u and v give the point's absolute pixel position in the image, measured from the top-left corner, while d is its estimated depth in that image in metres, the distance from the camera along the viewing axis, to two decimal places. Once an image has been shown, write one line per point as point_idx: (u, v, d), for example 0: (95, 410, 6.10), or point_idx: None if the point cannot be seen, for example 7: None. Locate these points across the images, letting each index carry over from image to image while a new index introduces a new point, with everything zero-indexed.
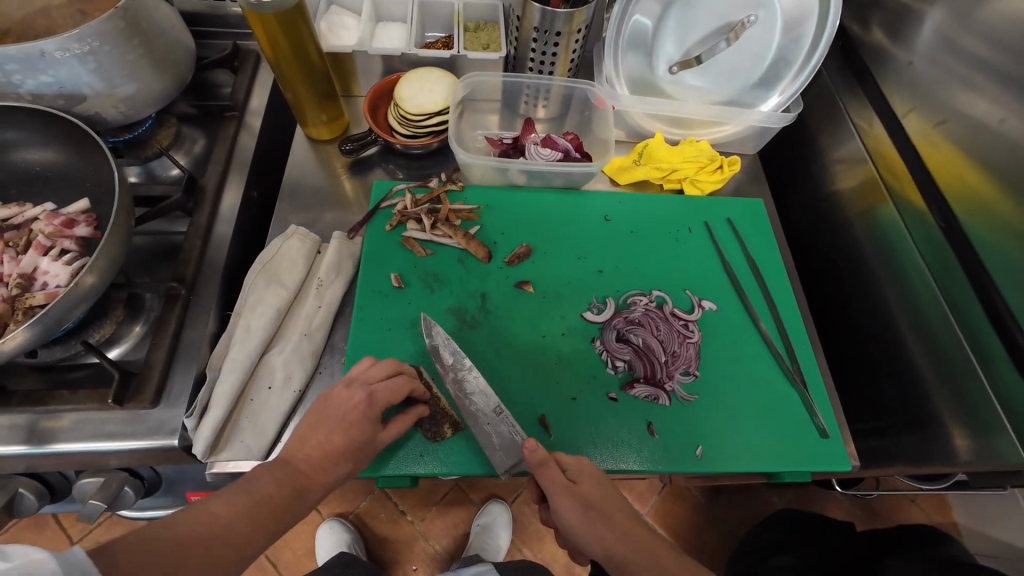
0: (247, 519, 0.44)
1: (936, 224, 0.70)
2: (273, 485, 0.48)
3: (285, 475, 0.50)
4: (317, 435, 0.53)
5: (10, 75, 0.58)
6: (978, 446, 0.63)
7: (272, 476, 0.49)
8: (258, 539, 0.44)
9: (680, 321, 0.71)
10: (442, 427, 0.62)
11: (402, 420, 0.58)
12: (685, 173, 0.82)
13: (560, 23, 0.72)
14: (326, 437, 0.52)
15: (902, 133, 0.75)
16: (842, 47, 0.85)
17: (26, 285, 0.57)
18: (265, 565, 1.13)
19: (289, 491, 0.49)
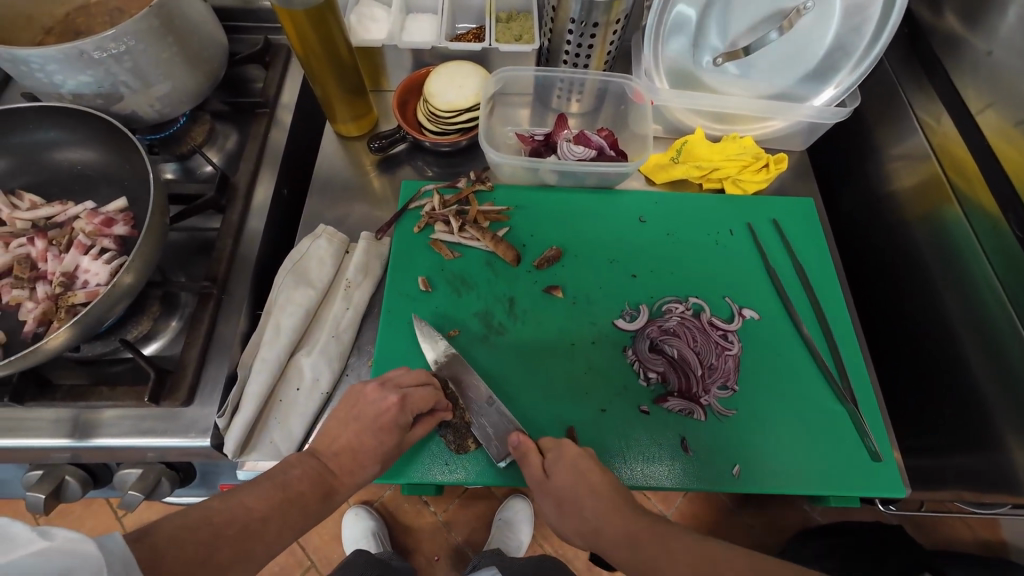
0: (274, 510, 0.44)
1: (1010, 229, 0.63)
2: (301, 476, 0.48)
3: (311, 467, 0.49)
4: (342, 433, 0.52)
5: (52, 76, 0.59)
6: None
7: (301, 466, 0.49)
8: (280, 533, 0.43)
9: (719, 331, 0.67)
10: (466, 441, 0.60)
11: (427, 421, 0.57)
12: (727, 172, 0.77)
13: (598, 13, 0.68)
14: (355, 433, 0.52)
15: (973, 128, 0.68)
16: (908, 33, 0.77)
17: (68, 283, 0.59)
18: (295, 548, 1.16)
19: (316, 485, 0.48)
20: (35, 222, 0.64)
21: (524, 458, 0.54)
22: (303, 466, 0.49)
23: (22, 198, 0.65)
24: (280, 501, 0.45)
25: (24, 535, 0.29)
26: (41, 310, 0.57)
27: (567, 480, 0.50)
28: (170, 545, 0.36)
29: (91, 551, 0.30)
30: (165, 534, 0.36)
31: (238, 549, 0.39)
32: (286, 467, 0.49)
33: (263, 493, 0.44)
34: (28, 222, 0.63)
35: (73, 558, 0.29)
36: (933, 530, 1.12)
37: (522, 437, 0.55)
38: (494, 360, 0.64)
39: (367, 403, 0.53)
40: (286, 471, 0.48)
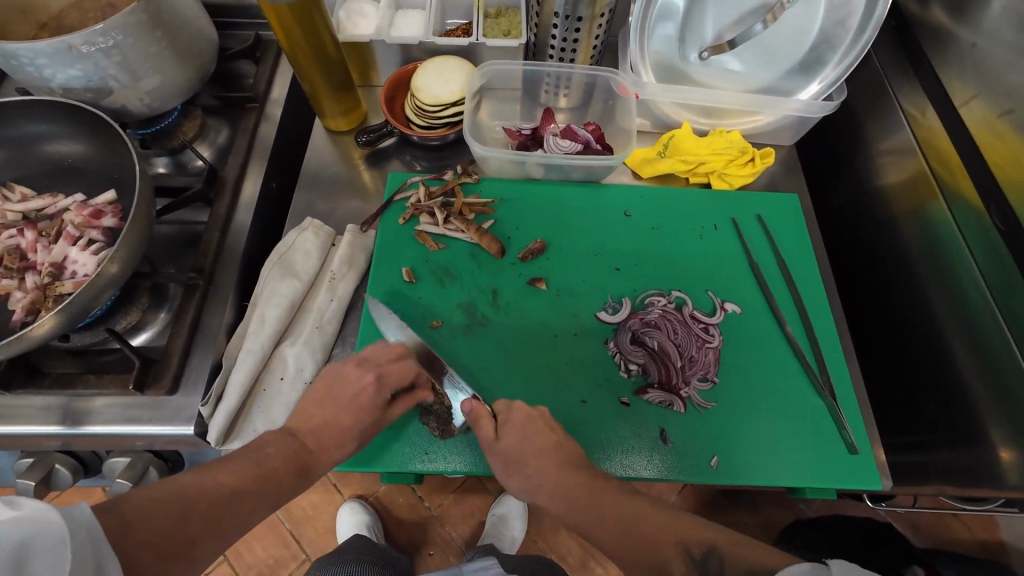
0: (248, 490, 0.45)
1: (992, 224, 0.64)
2: (276, 452, 0.49)
3: (290, 443, 0.50)
4: (320, 411, 0.53)
5: (42, 70, 0.60)
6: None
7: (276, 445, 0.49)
8: (254, 511, 0.44)
9: (700, 324, 0.67)
10: (450, 427, 0.61)
11: (409, 398, 0.57)
12: (713, 167, 0.77)
13: (582, 7, 0.68)
14: (332, 415, 0.53)
15: (957, 121, 0.68)
16: (895, 26, 0.77)
17: (56, 274, 0.60)
18: (290, 541, 1.17)
19: (290, 463, 0.49)
20: (26, 214, 0.65)
21: (474, 422, 0.55)
22: (279, 443, 0.50)
23: (13, 190, 0.66)
24: (255, 475, 0.46)
25: None
26: (30, 300, 0.58)
27: (520, 462, 0.51)
28: (140, 515, 0.37)
29: (55, 519, 0.31)
30: (133, 504, 0.37)
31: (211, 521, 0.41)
32: (262, 442, 0.49)
33: (235, 470, 0.45)
34: (19, 213, 0.64)
35: (39, 525, 0.30)
36: (930, 530, 1.11)
37: (473, 402, 0.56)
38: (476, 351, 0.65)
39: (348, 386, 0.53)
40: (262, 447, 0.49)
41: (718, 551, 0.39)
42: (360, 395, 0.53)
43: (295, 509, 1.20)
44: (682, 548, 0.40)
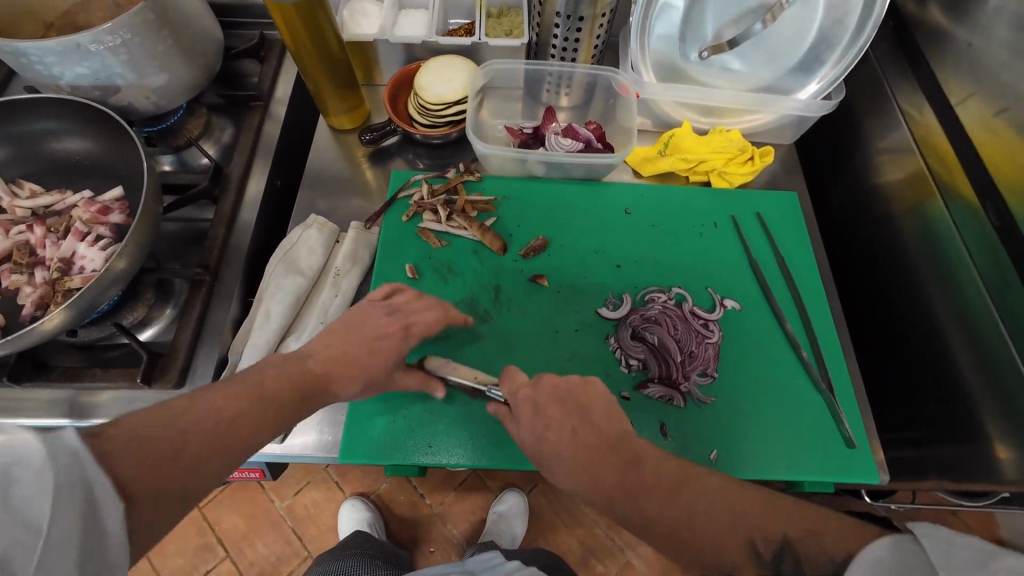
0: None
1: (988, 222, 0.64)
2: (276, 376, 0.48)
3: (292, 366, 0.50)
4: (313, 360, 0.51)
5: (51, 68, 0.61)
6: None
7: None
8: None
9: (700, 320, 0.68)
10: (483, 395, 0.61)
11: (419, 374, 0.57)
12: (713, 165, 0.78)
13: (584, 7, 0.69)
14: (324, 399, 0.52)
15: (953, 119, 0.69)
16: (893, 27, 0.78)
17: (65, 269, 0.61)
18: (292, 538, 1.18)
19: None
20: (35, 210, 0.65)
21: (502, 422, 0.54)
22: (282, 366, 0.49)
23: (22, 186, 0.67)
24: (257, 398, 0.46)
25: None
26: (39, 294, 0.59)
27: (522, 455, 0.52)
28: (142, 437, 0.37)
29: (41, 444, 0.32)
30: (130, 428, 0.37)
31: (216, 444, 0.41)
32: (264, 365, 0.49)
33: (238, 389, 0.45)
34: (28, 209, 0.65)
35: (25, 448, 0.31)
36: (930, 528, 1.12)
37: (497, 405, 0.55)
38: (478, 347, 0.66)
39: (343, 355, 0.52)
40: (262, 369, 0.48)
41: (790, 545, 0.36)
42: (359, 369, 0.52)
43: (297, 507, 1.21)
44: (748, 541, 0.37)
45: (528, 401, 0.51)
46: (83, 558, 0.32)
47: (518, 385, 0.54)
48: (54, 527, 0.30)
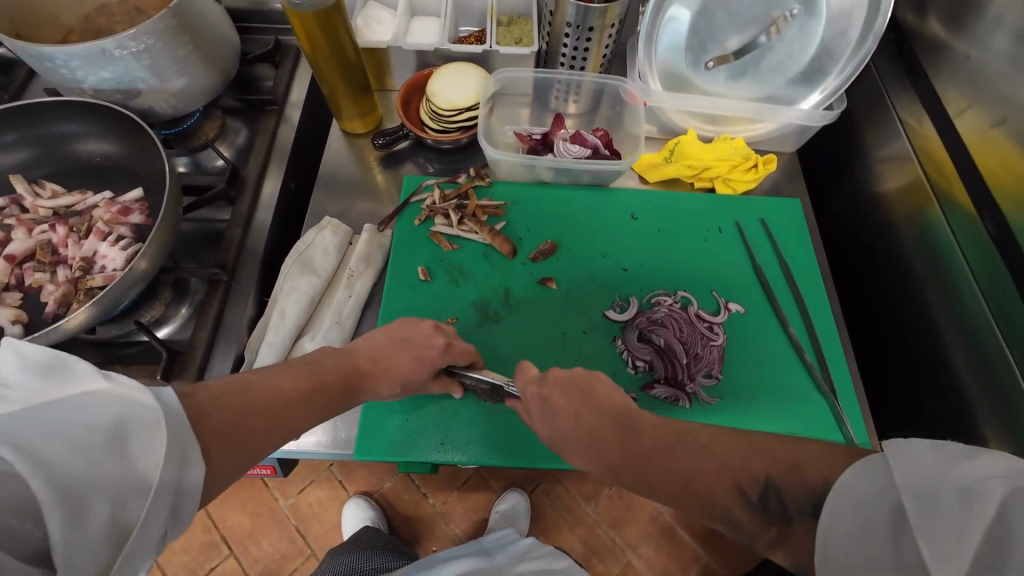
0: None
1: (985, 230, 0.66)
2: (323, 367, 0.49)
3: (343, 360, 0.51)
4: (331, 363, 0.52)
5: (75, 72, 0.63)
6: None
7: None
8: None
9: (705, 323, 0.70)
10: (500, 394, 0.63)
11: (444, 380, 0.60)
12: (718, 172, 0.80)
13: (593, 17, 0.71)
14: None
15: (951, 131, 0.71)
16: (894, 39, 0.80)
17: (87, 268, 0.62)
18: (296, 537, 1.19)
19: None
20: (56, 210, 0.67)
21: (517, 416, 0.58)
22: (335, 358, 0.51)
23: (44, 186, 0.68)
24: (311, 387, 0.46)
25: (86, 371, 0.33)
26: (61, 293, 0.61)
27: None
28: (214, 406, 0.37)
29: (146, 400, 0.32)
30: (208, 394, 0.38)
31: (270, 423, 0.41)
32: (319, 356, 0.50)
33: (294, 375, 0.45)
34: (50, 209, 0.67)
35: (134, 403, 0.32)
36: None
37: (512, 401, 0.58)
38: (489, 347, 0.67)
39: (387, 357, 0.54)
40: (318, 359, 0.50)
41: (773, 483, 0.36)
42: (395, 371, 0.54)
43: (302, 505, 1.22)
44: (736, 488, 0.38)
45: (535, 395, 0.53)
46: (177, 511, 0.33)
47: (528, 382, 0.55)
48: (162, 479, 0.32)
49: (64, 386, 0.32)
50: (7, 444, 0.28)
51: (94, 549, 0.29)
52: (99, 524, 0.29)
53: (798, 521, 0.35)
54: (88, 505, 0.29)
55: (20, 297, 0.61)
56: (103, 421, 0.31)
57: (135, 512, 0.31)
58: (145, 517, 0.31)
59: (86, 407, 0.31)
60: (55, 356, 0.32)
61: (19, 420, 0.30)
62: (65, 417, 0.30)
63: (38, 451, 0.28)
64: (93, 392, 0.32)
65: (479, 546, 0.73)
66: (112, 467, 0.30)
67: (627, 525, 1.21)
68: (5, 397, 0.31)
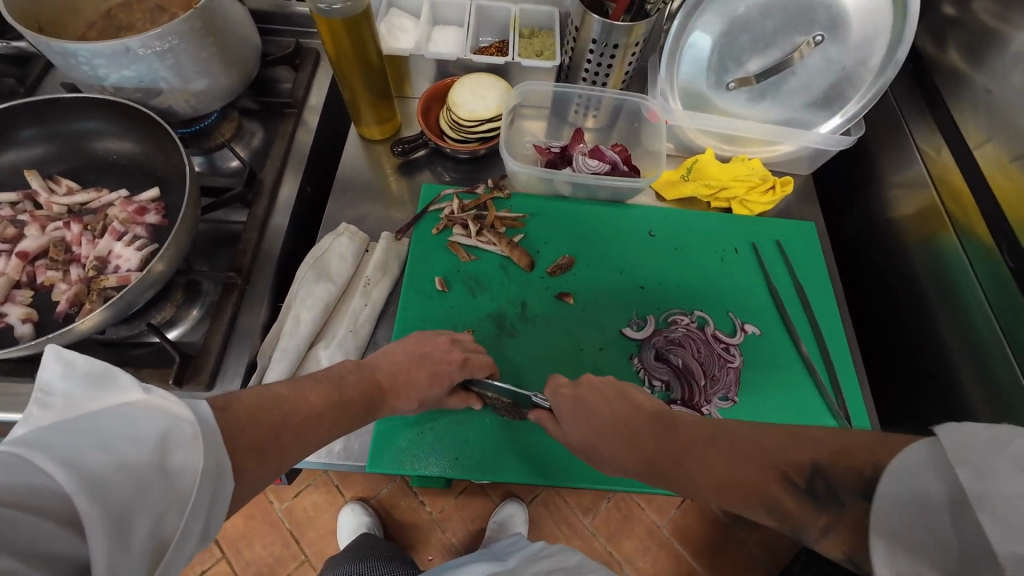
0: None
1: (1001, 260, 0.67)
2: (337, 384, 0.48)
3: (366, 376, 0.53)
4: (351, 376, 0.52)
5: (97, 69, 0.62)
6: None
7: None
8: None
9: (721, 344, 0.70)
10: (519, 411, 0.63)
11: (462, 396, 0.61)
12: (735, 193, 0.80)
13: (618, 35, 0.71)
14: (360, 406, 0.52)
15: (970, 161, 0.72)
16: (912, 68, 0.81)
17: (100, 267, 0.61)
18: (289, 542, 1.17)
19: None
20: (71, 207, 0.66)
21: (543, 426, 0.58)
22: (359, 373, 0.53)
23: (59, 183, 0.67)
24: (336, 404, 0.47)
25: (129, 382, 0.34)
26: (73, 292, 0.59)
27: None
28: (249, 420, 0.39)
29: (184, 415, 0.34)
30: (241, 413, 0.39)
31: (297, 436, 0.43)
32: (343, 372, 0.52)
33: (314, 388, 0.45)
34: (65, 206, 0.66)
35: (173, 418, 0.33)
36: None
37: (537, 411, 0.59)
38: (504, 361, 0.67)
39: (406, 373, 0.56)
40: (343, 375, 0.51)
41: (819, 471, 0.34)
42: (414, 388, 0.56)
43: (297, 509, 1.20)
44: (782, 478, 0.35)
45: (568, 396, 0.55)
46: (208, 523, 0.34)
47: (559, 386, 0.57)
48: (199, 493, 0.33)
49: (107, 398, 0.33)
50: (57, 458, 0.28)
51: (133, 566, 0.29)
52: (142, 539, 0.29)
53: (849, 508, 0.31)
54: (132, 520, 0.29)
55: (31, 295, 0.60)
56: (147, 435, 0.32)
57: (171, 527, 0.31)
58: (181, 531, 0.32)
59: (127, 420, 0.32)
60: (100, 367, 0.34)
61: (62, 433, 0.30)
62: (109, 431, 0.31)
63: (88, 465, 0.29)
64: (134, 406, 0.33)
65: (490, 553, 0.74)
66: (155, 482, 0.31)
67: (625, 539, 1.21)
68: (48, 404, 0.32)
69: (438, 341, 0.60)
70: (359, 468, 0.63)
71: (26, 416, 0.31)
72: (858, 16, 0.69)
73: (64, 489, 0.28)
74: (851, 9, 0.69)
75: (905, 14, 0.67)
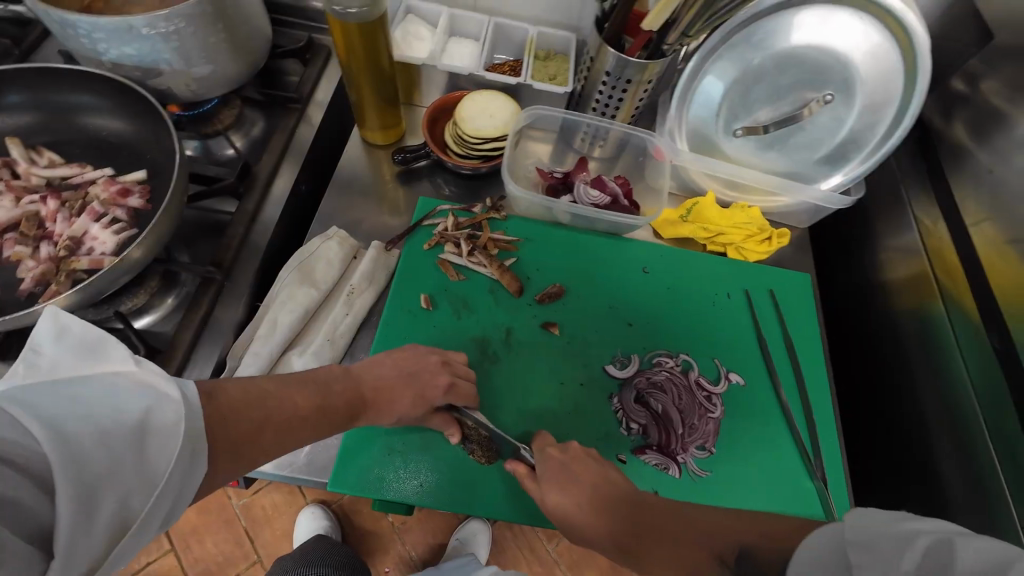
0: None
1: (989, 340, 0.67)
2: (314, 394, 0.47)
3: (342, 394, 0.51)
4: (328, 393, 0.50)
5: (97, 44, 0.60)
6: None
7: None
8: None
9: (704, 392, 0.69)
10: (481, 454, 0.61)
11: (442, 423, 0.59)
12: (731, 239, 0.80)
13: (632, 71, 0.71)
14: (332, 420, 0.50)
15: (964, 235, 0.72)
16: (917, 138, 0.82)
17: (73, 248, 0.59)
18: (243, 540, 1.13)
19: None
20: (50, 180, 0.64)
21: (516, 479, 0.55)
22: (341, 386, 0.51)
23: (41, 154, 0.65)
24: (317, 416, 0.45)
25: (120, 354, 0.34)
26: (41, 270, 0.57)
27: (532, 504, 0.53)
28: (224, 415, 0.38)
29: (171, 394, 0.34)
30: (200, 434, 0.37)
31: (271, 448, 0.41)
32: (328, 378, 0.50)
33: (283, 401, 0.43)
34: (44, 178, 0.63)
35: (159, 395, 0.33)
36: None
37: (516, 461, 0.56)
38: (486, 386, 0.65)
39: (387, 391, 0.54)
40: (328, 383, 0.49)
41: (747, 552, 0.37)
42: (393, 407, 0.54)
43: (254, 507, 1.16)
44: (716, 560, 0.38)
45: (555, 459, 0.52)
46: (172, 510, 0.33)
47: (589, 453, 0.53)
48: (171, 475, 0.32)
49: (100, 366, 0.33)
50: (40, 420, 0.28)
51: (92, 539, 0.28)
52: (106, 515, 0.29)
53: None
54: (101, 491, 0.29)
55: None
56: (130, 409, 0.31)
57: (138, 507, 0.31)
58: (147, 512, 0.31)
59: (115, 391, 0.32)
60: (93, 336, 0.34)
61: (52, 394, 0.30)
62: (95, 399, 0.31)
63: (69, 433, 0.28)
64: (122, 377, 0.33)
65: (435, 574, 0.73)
66: (130, 455, 0.30)
67: (587, 570, 1.18)
68: (33, 364, 0.33)
69: (423, 359, 0.58)
70: (321, 483, 0.61)
71: (12, 372, 0.32)
72: (869, 79, 0.69)
73: (40, 451, 0.27)
74: (863, 72, 0.69)
75: (915, 83, 0.68)
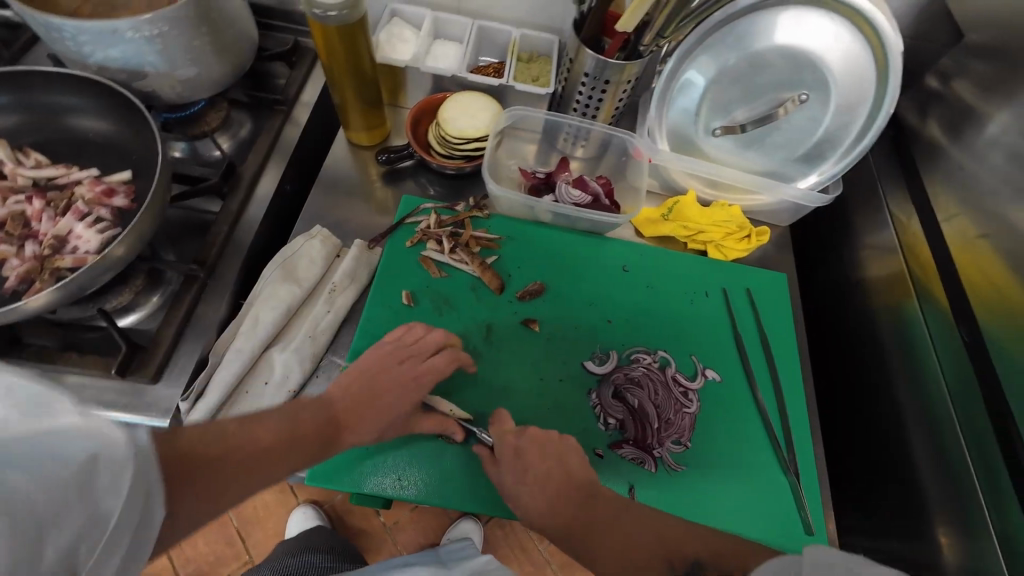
0: None
1: (959, 335, 0.68)
2: None
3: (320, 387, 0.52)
4: None
5: (83, 47, 0.61)
6: (965, 558, 0.62)
7: None
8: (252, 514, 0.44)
9: (681, 388, 0.70)
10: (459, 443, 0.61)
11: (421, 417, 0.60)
12: (711, 237, 0.81)
13: (611, 72, 0.72)
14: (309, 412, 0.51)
15: (937, 231, 0.74)
16: (894, 137, 0.84)
17: (58, 246, 0.60)
18: (235, 539, 1.13)
19: None
20: (36, 181, 0.65)
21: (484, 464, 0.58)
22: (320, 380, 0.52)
23: (28, 155, 0.66)
24: None
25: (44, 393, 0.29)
26: (25, 268, 0.58)
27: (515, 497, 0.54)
28: None
29: (118, 439, 0.30)
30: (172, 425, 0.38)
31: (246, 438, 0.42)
32: None
33: None
34: (30, 179, 0.64)
35: (103, 442, 0.30)
36: None
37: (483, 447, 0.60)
38: (466, 381, 0.66)
39: None
40: None
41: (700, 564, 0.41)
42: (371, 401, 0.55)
43: (246, 508, 1.16)
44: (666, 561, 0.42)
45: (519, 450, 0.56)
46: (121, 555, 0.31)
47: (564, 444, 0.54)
48: (122, 524, 0.30)
49: (36, 422, 0.28)
50: None
51: None
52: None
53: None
54: (36, 556, 0.27)
55: None
56: (72, 456, 0.29)
57: (81, 560, 0.29)
58: (95, 562, 0.29)
59: (44, 440, 0.28)
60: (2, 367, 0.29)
61: None
62: (19, 454, 0.27)
63: (1, 484, 0.26)
64: (51, 422, 0.29)
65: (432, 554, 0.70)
66: (70, 513, 0.28)
67: (577, 570, 1.18)
68: None
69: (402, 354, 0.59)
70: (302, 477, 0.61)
71: None
72: (843, 79, 0.70)
73: None
74: (837, 72, 0.70)
75: (888, 82, 0.69)
